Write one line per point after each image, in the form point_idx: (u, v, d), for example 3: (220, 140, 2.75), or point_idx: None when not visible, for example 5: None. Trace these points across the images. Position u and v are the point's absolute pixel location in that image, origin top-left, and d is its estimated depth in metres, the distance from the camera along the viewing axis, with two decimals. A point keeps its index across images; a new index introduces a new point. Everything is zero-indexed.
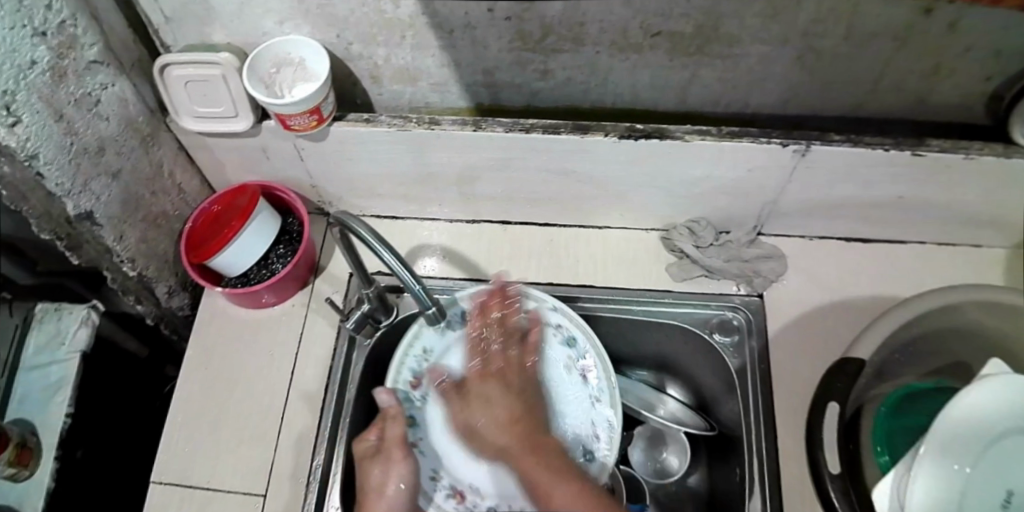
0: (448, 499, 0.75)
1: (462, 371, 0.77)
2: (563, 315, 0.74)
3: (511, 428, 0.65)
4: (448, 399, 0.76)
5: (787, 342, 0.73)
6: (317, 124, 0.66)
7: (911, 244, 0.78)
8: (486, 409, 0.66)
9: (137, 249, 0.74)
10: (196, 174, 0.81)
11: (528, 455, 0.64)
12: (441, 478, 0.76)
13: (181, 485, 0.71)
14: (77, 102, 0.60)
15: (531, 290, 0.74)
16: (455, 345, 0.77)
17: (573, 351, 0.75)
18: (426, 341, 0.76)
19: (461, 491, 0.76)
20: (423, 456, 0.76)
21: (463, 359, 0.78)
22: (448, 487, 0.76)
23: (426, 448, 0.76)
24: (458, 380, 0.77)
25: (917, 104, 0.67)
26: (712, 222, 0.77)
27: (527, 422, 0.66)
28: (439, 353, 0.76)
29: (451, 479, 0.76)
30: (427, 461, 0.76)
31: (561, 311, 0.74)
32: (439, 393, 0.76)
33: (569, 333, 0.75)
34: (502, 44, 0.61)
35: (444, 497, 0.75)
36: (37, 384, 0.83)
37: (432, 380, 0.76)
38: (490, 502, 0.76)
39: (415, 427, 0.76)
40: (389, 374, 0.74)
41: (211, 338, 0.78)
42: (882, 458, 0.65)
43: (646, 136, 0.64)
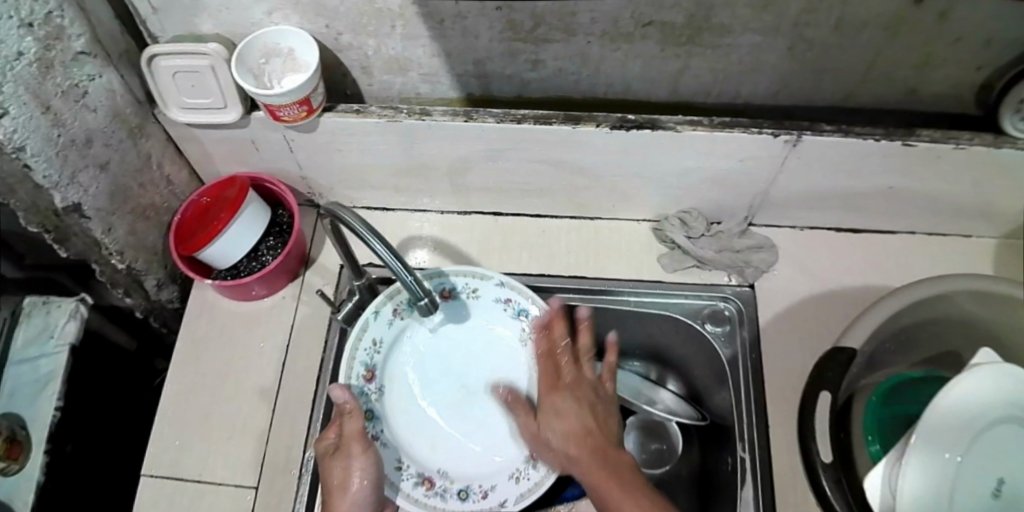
0: (417, 488, 0.69)
1: (414, 355, 0.77)
2: (512, 288, 0.75)
3: (578, 439, 0.63)
4: (401, 386, 0.75)
5: (777, 332, 0.73)
6: (307, 115, 0.66)
7: (901, 234, 0.78)
8: (557, 418, 0.65)
9: (126, 241, 0.74)
10: (185, 166, 0.81)
11: (597, 464, 0.60)
12: (407, 468, 0.71)
13: (171, 478, 0.70)
14: (64, 93, 0.59)
15: (479, 270, 0.76)
16: (405, 332, 0.76)
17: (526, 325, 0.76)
18: (375, 331, 0.73)
19: (430, 477, 0.71)
20: (386, 448, 0.71)
21: (415, 344, 0.77)
22: (415, 475, 0.71)
23: (386, 439, 0.72)
24: (410, 364, 0.77)
25: (908, 94, 0.68)
26: (703, 212, 0.77)
27: (597, 432, 0.63)
28: (390, 341, 0.75)
29: (418, 468, 0.71)
30: (391, 453, 0.71)
31: (510, 285, 0.75)
32: (393, 383, 0.75)
33: (520, 307, 0.76)
34: (493, 34, 0.61)
35: (411, 486, 0.69)
36: (24, 378, 0.82)
37: (385, 371, 0.75)
38: (461, 486, 0.71)
39: (373, 418, 0.72)
40: (342, 370, 0.70)
41: (201, 330, 0.78)
42: (873, 448, 0.66)
43: (638, 127, 0.64)
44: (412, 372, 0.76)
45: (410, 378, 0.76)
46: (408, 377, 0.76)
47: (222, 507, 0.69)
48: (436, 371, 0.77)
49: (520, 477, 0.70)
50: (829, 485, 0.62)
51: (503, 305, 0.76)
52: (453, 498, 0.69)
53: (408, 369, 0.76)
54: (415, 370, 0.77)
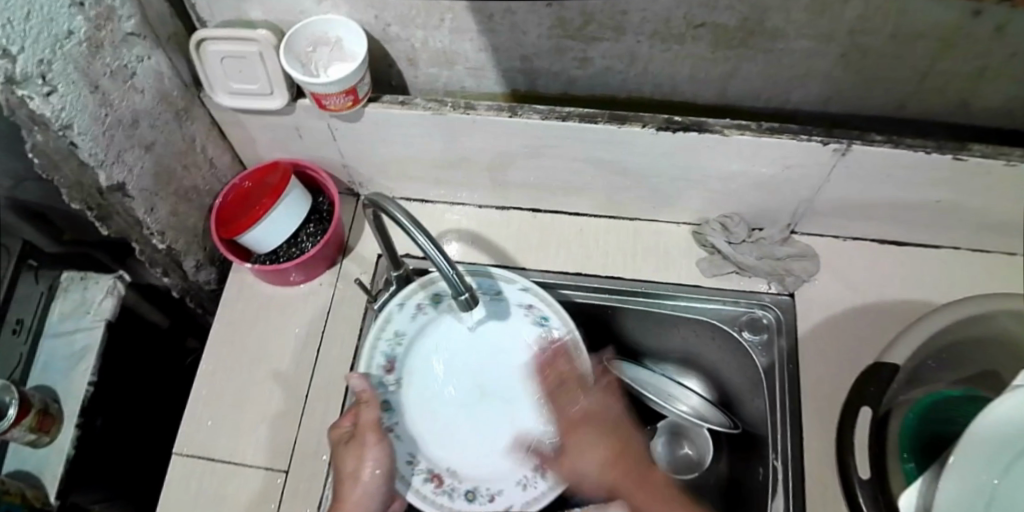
0: (427, 484, 0.71)
1: (435, 355, 0.77)
2: (535, 295, 0.74)
3: None
4: (422, 387, 0.76)
5: (816, 342, 0.72)
6: (352, 105, 0.66)
7: (945, 249, 0.77)
8: (589, 453, 0.70)
9: (168, 223, 0.75)
10: (228, 150, 0.81)
11: (643, 492, 0.68)
12: (418, 464, 0.72)
13: (203, 457, 0.71)
14: (113, 73, 0.60)
15: (507, 272, 0.74)
16: (428, 328, 0.76)
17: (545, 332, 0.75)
18: (398, 323, 0.74)
19: (439, 474, 0.72)
20: (399, 440, 0.73)
21: (436, 347, 0.77)
22: (425, 471, 0.72)
23: (401, 434, 0.73)
24: (428, 363, 0.76)
25: (963, 107, 0.66)
26: (744, 217, 0.77)
27: (626, 455, 0.71)
28: (412, 335, 0.75)
29: (428, 464, 0.72)
30: (403, 445, 0.72)
31: (533, 291, 0.74)
32: (412, 376, 0.75)
33: (541, 314, 0.75)
34: (542, 30, 0.61)
35: (421, 481, 0.71)
36: (60, 350, 0.84)
37: (407, 364, 0.75)
38: (468, 486, 0.72)
39: (389, 411, 0.73)
40: (362, 358, 0.72)
41: (238, 313, 0.79)
42: (909, 464, 0.65)
43: (685, 129, 0.64)
44: (432, 373, 0.76)
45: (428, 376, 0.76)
46: (426, 375, 0.76)
47: (252, 489, 0.70)
48: (455, 373, 0.77)
49: (527, 485, 0.71)
50: (864, 501, 0.61)
51: (524, 310, 0.75)
52: (461, 498, 0.71)
53: (428, 368, 0.76)
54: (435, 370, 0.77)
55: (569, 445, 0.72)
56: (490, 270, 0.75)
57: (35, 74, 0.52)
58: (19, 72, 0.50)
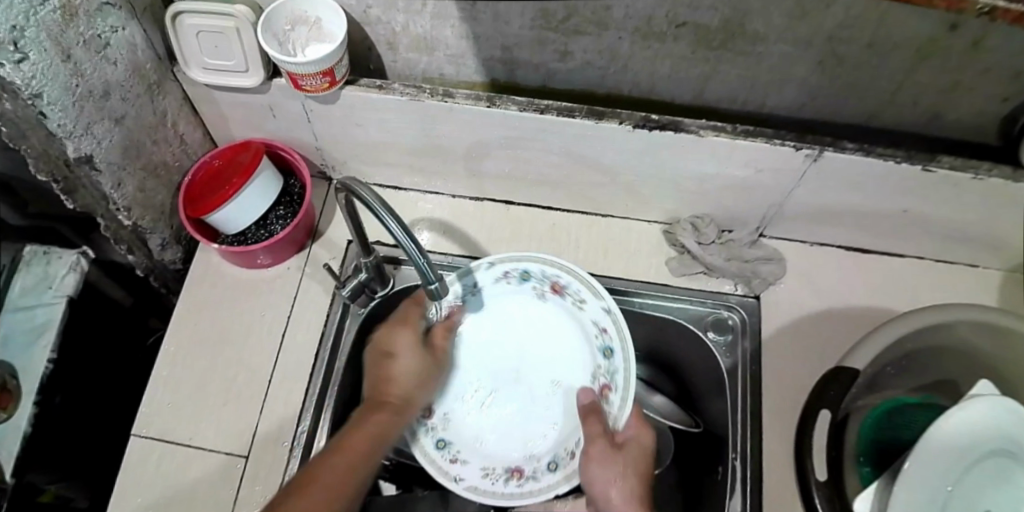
0: (416, 413, 0.72)
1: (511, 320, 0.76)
2: (613, 319, 0.70)
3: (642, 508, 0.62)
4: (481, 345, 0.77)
5: (779, 345, 0.73)
6: (329, 87, 0.65)
7: (909, 258, 0.78)
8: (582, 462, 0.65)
9: (135, 198, 0.73)
10: (199, 126, 0.80)
11: None
12: None
13: (162, 439, 0.70)
14: (86, 43, 0.58)
15: (593, 281, 0.71)
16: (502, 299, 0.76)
17: (603, 362, 0.71)
18: (480, 278, 0.74)
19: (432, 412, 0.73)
20: None
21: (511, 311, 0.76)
22: (425, 400, 0.73)
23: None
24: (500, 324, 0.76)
25: (932, 119, 0.67)
26: (716, 219, 0.77)
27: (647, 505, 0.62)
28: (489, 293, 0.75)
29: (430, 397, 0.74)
30: None
31: (613, 315, 0.69)
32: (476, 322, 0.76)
33: (608, 343, 0.71)
34: (524, 21, 0.60)
35: (415, 406, 0.72)
36: (20, 326, 0.82)
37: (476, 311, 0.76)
38: (446, 437, 0.73)
39: None
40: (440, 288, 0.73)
41: (203, 295, 0.77)
42: (864, 468, 0.66)
43: (661, 128, 0.64)
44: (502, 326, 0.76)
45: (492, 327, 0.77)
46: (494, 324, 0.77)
47: (210, 473, 0.68)
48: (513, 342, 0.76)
49: (488, 474, 0.71)
50: (820, 503, 0.62)
51: (596, 330, 0.72)
52: (433, 438, 0.72)
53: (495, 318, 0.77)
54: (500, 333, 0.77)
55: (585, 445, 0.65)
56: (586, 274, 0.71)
57: (7, 40, 0.50)
58: None
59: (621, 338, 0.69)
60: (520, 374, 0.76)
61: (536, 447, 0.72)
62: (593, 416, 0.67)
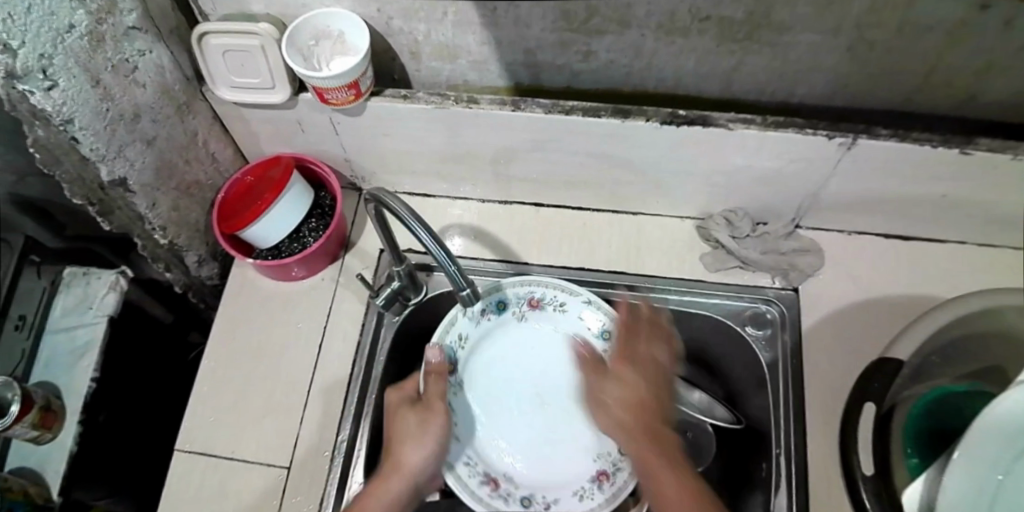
0: (481, 487, 0.73)
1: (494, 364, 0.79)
2: (598, 306, 0.76)
3: (632, 407, 0.64)
4: (489, 392, 0.79)
5: (821, 337, 0.72)
6: (354, 99, 0.65)
7: (951, 243, 0.76)
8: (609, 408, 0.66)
9: (169, 218, 0.74)
10: (230, 144, 0.81)
11: (654, 449, 0.61)
12: (475, 465, 0.75)
13: (206, 452, 0.72)
14: (115, 67, 0.59)
15: (568, 283, 0.76)
16: (489, 336, 0.79)
17: (606, 346, 0.75)
18: (462, 326, 0.77)
19: (495, 478, 0.75)
20: (457, 442, 0.76)
21: (497, 348, 0.80)
22: (482, 474, 0.74)
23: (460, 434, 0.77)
24: (488, 368, 0.79)
25: (970, 100, 0.66)
26: (748, 212, 0.76)
27: (654, 407, 0.64)
28: (477, 336, 0.78)
29: (485, 467, 0.75)
30: (461, 448, 0.75)
31: (597, 302, 0.76)
32: (473, 378, 0.78)
33: (601, 328, 0.76)
34: (546, 23, 0.60)
35: (479, 485, 0.73)
36: (64, 346, 0.84)
37: (468, 365, 0.78)
38: (524, 493, 0.74)
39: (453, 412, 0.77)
40: (438, 331, 0.75)
41: (243, 309, 0.79)
42: (911, 460, 0.66)
43: (688, 123, 0.63)
44: (493, 370, 0.79)
45: (490, 385, 0.79)
46: (488, 374, 0.79)
47: (254, 485, 0.70)
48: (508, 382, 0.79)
49: (583, 494, 0.73)
50: (868, 497, 0.62)
51: (585, 326, 0.77)
52: (517, 503, 0.73)
53: (486, 367, 0.79)
54: (492, 375, 0.79)
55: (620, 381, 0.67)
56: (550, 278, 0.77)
57: (36, 69, 0.51)
58: (21, 66, 0.50)
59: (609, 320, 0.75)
60: (544, 403, 0.79)
61: (601, 445, 0.76)
62: (591, 361, 0.74)
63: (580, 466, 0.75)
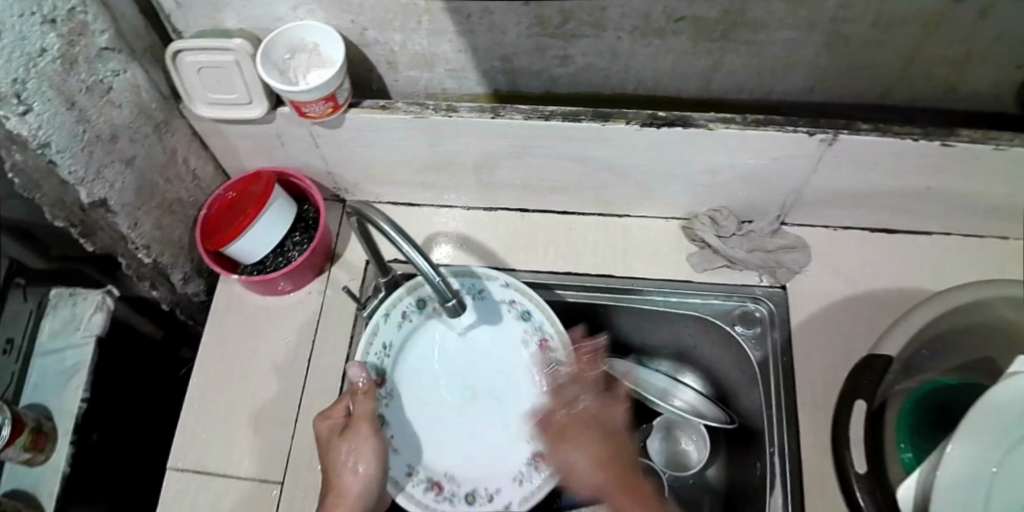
0: (427, 493, 0.70)
1: (426, 361, 0.76)
2: (517, 289, 0.74)
3: (600, 468, 0.61)
4: (412, 391, 0.75)
5: (809, 334, 0.72)
6: (332, 111, 0.65)
7: (936, 235, 0.76)
8: (584, 453, 0.62)
9: (152, 236, 0.74)
10: (210, 160, 0.81)
11: (631, 496, 0.59)
12: (417, 474, 0.71)
13: (197, 472, 0.71)
14: (90, 89, 0.59)
15: (487, 268, 0.75)
16: (413, 336, 0.75)
17: (531, 328, 0.75)
18: (384, 334, 0.72)
19: (439, 482, 0.71)
20: (397, 453, 0.72)
21: (426, 348, 0.76)
22: (425, 480, 0.71)
23: (399, 445, 0.72)
24: (417, 372, 0.75)
25: (949, 92, 0.65)
26: (733, 210, 0.76)
27: (619, 461, 0.62)
28: (400, 343, 0.74)
29: (427, 473, 0.72)
30: (400, 459, 0.72)
31: (514, 286, 0.74)
32: (403, 383, 0.74)
33: (523, 308, 0.75)
34: (521, 29, 0.60)
35: (422, 491, 0.70)
36: (51, 368, 0.83)
37: (395, 372, 0.74)
38: (467, 490, 0.71)
39: (387, 422, 0.73)
40: (360, 345, 0.70)
41: (230, 324, 0.78)
42: (905, 455, 0.66)
43: (669, 124, 0.63)
44: (423, 371, 0.76)
45: (416, 384, 0.75)
46: (416, 379, 0.75)
47: (248, 503, 0.69)
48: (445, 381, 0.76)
49: (524, 479, 0.71)
50: (864, 497, 0.61)
51: (507, 306, 0.75)
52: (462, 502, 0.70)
53: (418, 372, 0.75)
54: (422, 374, 0.75)
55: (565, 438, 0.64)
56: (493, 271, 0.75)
57: (10, 94, 0.51)
58: None
59: (532, 299, 0.74)
60: (472, 393, 0.75)
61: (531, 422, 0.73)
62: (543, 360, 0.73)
63: (509, 460, 0.72)
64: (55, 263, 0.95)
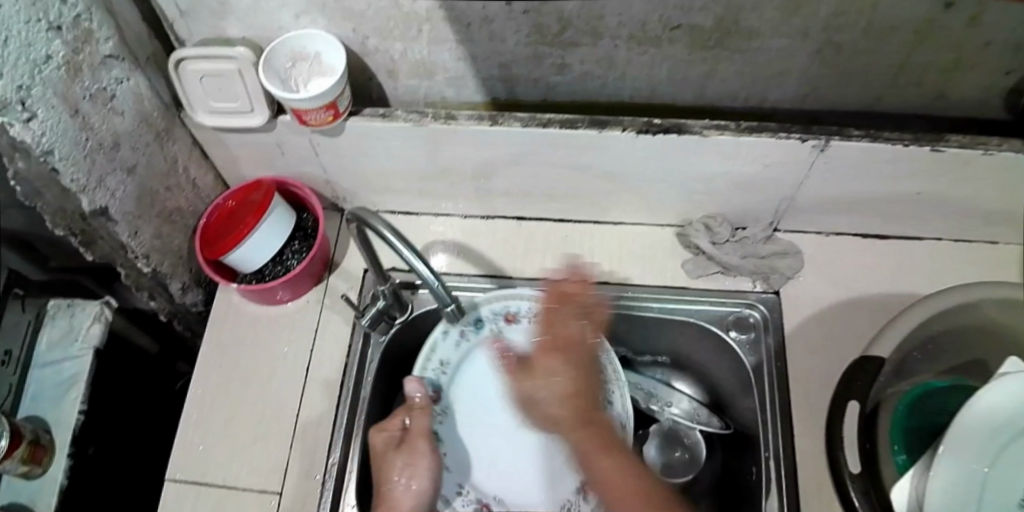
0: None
1: (477, 384, 0.82)
2: None
3: (568, 400, 0.63)
4: (469, 413, 0.81)
5: (805, 338, 0.72)
6: (333, 119, 0.66)
7: (928, 240, 0.77)
8: (552, 380, 0.65)
9: (152, 245, 0.74)
10: (210, 169, 0.81)
11: (585, 428, 0.63)
12: (467, 494, 0.78)
13: (194, 481, 0.70)
14: (93, 97, 0.60)
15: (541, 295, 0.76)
16: (468, 358, 0.81)
17: None
18: (442, 353, 0.78)
19: (486, 502, 0.79)
20: (448, 471, 0.79)
21: (475, 373, 0.81)
22: (474, 501, 0.78)
23: (450, 463, 0.79)
24: (471, 392, 0.81)
25: (937, 98, 0.67)
26: (728, 217, 0.77)
27: (585, 396, 0.64)
28: (455, 364, 0.79)
29: (476, 493, 0.79)
30: (450, 478, 0.78)
31: None
32: (456, 404, 0.80)
33: None
34: (520, 37, 0.61)
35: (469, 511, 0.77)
36: (49, 380, 0.82)
37: (450, 393, 0.80)
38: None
39: (440, 441, 0.79)
40: (417, 363, 0.77)
41: (228, 333, 0.78)
42: (899, 457, 0.66)
43: (665, 131, 0.64)
44: (473, 394, 0.82)
45: (470, 406, 0.81)
46: (469, 399, 0.81)
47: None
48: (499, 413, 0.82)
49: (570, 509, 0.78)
50: (857, 498, 0.62)
51: None
52: None
53: (470, 392, 0.81)
54: (473, 398, 0.82)
55: (536, 364, 0.66)
56: (525, 290, 0.77)
57: (15, 100, 0.52)
58: None
59: None
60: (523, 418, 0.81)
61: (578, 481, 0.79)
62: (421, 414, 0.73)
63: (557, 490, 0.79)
64: (51, 274, 0.94)
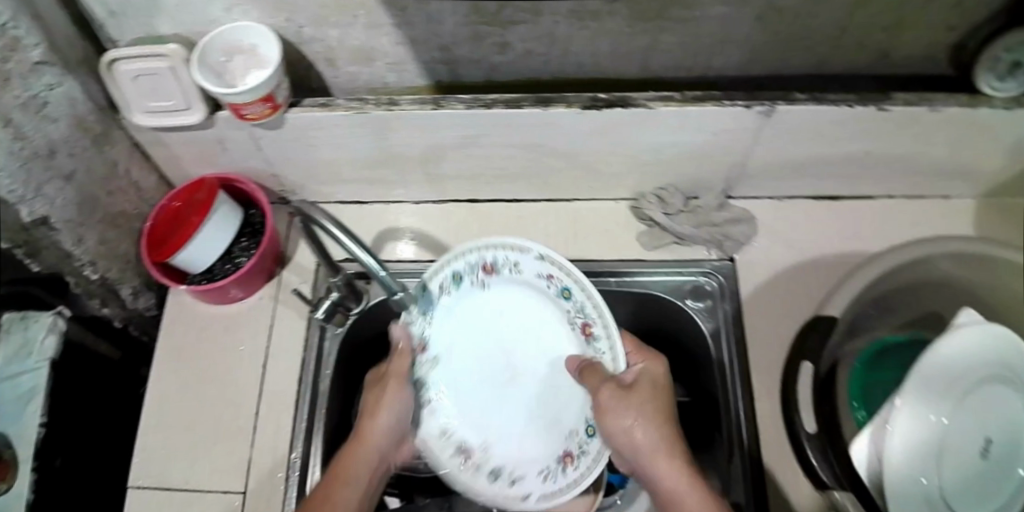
0: (455, 457, 0.70)
1: (464, 336, 0.73)
2: (552, 263, 0.68)
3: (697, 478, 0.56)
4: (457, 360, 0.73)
5: (760, 303, 0.73)
6: (272, 112, 0.64)
7: (879, 199, 0.78)
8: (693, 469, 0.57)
9: (99, 252, 0.73)
10: (153, 171, 0.79)
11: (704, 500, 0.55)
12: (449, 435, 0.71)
13: (158, 486, 0.70)
14: (24, 104, 0.57)
15: (519, 240, 0.68)
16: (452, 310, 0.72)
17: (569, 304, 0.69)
18: (422, 307, 0.70)
19: (469, 448, 0.71)
20: (430, 415, 0.72)
21: (461, 322, 0.73)
22: (457, 443, 0.71)
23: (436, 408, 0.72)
24: (460, 336, 0.73)
25: (881, 58, 0.67)
26: (680, 188, 0.77)
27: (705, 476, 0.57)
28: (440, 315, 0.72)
29: (460, 438, 0.71)
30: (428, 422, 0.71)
31: (549, 259, 0.68)
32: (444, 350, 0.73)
33: (562, 285, 0.69)
34: (458, 18, 0.60)
35: (451, 454, 0.70)
36: (8, 393, 0.80)
37: (437, 340, 0.72)
38: (496, 464, 0.70)
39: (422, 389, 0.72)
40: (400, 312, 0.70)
41: (181, 335, 0.77)
42: (859, 413, 0.67)
43: (610, 106, 0.63)
44: (458, 345, 0.73)
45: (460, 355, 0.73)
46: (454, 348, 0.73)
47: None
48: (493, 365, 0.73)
49: (547, 475, 0.68)
50: (815, 457, 0.63)
51: (544, 280, 0.70)
52: (485, 477, 0.69)
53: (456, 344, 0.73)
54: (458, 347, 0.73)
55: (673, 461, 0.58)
56: (507, 239, 0.68)
57: None
58: None
59: (570, 274, 0.67)
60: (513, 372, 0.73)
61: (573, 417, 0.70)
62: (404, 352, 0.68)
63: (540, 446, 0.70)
64: None
